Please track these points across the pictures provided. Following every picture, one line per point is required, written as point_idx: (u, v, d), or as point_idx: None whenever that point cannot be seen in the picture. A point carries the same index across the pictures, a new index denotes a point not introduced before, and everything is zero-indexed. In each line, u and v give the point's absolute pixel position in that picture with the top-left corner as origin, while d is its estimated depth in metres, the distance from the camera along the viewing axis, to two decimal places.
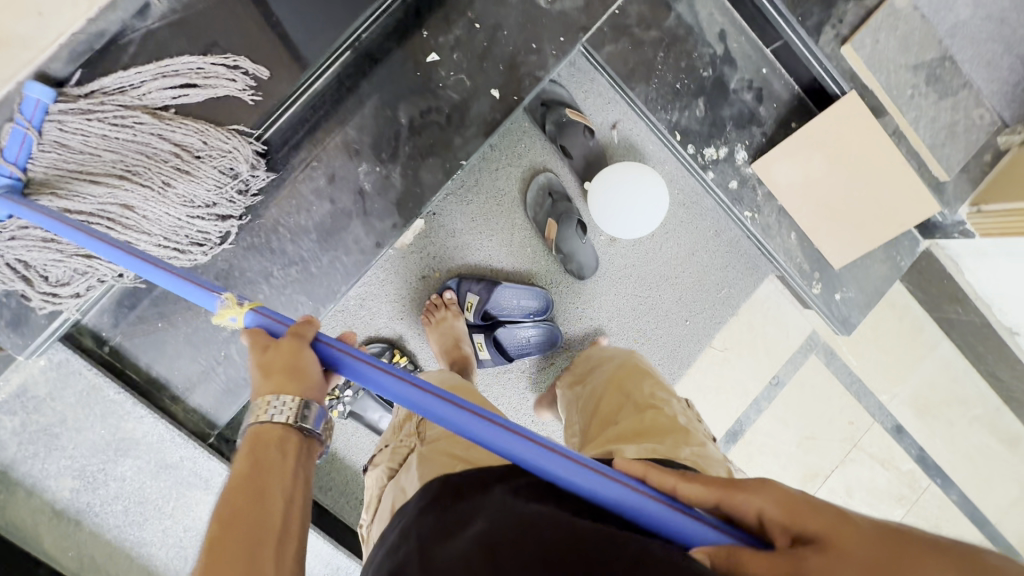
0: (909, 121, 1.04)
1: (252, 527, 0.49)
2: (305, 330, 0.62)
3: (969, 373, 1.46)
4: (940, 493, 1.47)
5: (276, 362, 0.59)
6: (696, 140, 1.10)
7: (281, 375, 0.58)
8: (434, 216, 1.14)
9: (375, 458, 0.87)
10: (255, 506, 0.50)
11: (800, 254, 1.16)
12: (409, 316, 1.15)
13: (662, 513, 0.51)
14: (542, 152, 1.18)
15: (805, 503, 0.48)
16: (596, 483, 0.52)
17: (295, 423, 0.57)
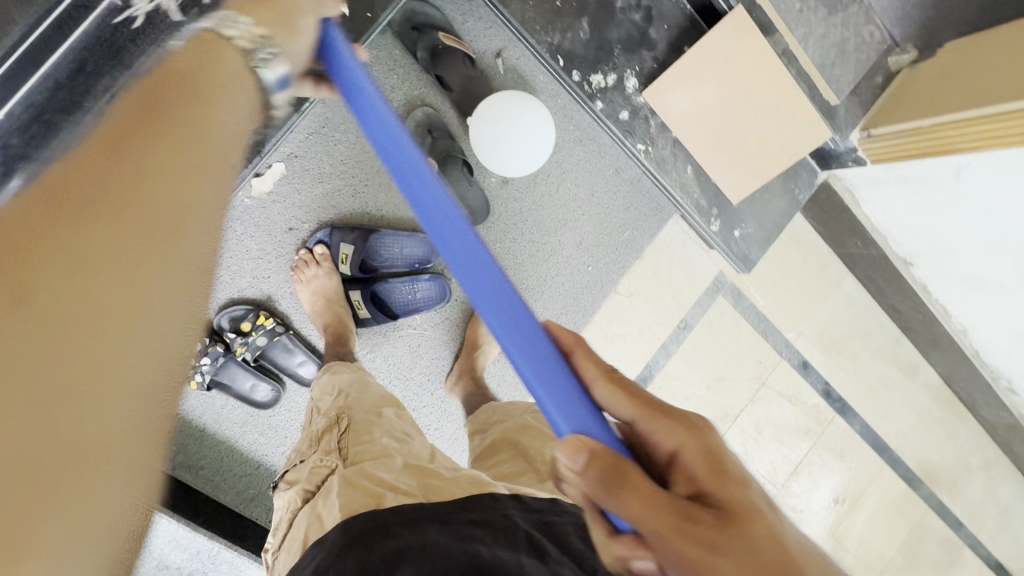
0: (797, 39, 1.00)
1: (164, 139, 0.48)
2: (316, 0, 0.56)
3: (870, 306, 1.49)
4: (844, 424, 1.51)
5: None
6: (581, 66, 1.01)
7: (261, 9, 0.55)
8: (296, 158, 1.00)
9: (286, 478, 0.77)
10: (176, 103, 0.49)
11: (697, 189, 1.10)
12: (277, 274, 1.03)
13: (545, 365, 0.45)
14: (416, 82, 1.06)
15: (725, 469, 0.45)
16: (512, 302, 0.46)
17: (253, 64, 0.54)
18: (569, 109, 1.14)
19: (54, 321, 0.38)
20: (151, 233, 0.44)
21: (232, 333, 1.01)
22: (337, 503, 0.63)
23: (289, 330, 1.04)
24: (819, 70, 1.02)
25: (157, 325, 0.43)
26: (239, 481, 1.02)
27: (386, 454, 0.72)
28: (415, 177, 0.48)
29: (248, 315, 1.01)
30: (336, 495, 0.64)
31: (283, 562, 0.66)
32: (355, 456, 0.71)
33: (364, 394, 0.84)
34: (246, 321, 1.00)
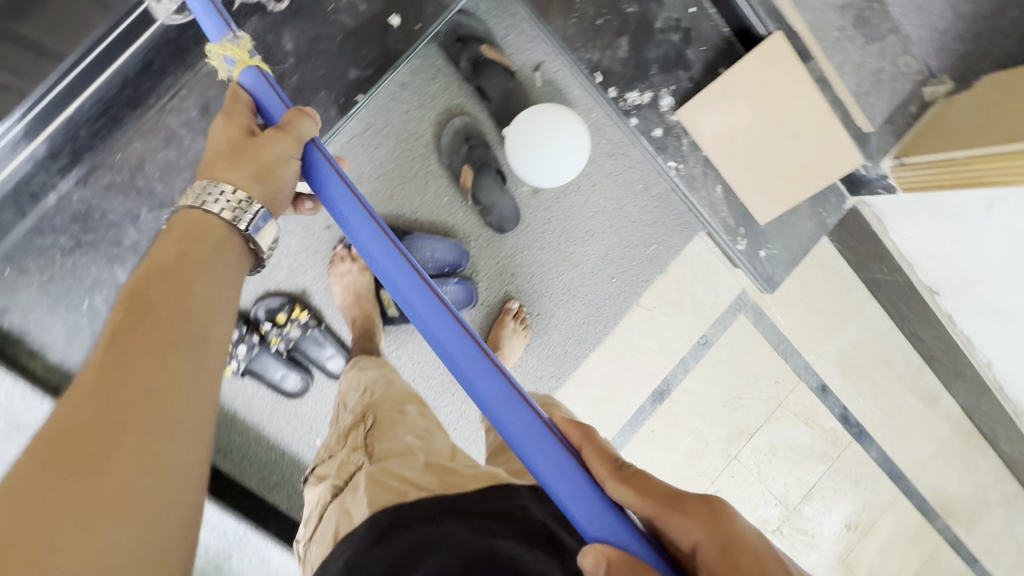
0: (834, 67, 1.02)
1: (159, 318, 0.48)
2: (296, 120, 0.59)
3: (894, 333, 1.48)
4: (861, 451, 1.51)
5: (250, 146, 0.57)
6: (618, 83, 1.04)
7: (247, 161, 0.57)
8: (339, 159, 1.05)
9: (317, 472, 0.80)
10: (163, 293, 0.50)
11: (724, 207, 1.13)
12: (313, 269, 1.07)
13: (558, 469, 0.47)
14: (457, 92, 1.09)
15: (756, 558, 0.41)
16: (512, 413, 0.48)
17: (232, 220, 0.56)
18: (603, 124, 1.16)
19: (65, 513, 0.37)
20: (155, 419, 0.43)
21: (267, 324, 1.03)
22: (364, 499, 0.65)
23: (321, 324, 1.07)
24: (855, 98, 1.03)
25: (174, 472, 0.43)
26: (265, 467, 1.06)
27: (409, 452, 0.73)
28: (416, 294, 0.53)
29: (283, 307, 1.04)
30: (363, 491, 0.66)
31: (315, 554, 0.68)
32: (380, 453, 0.73)
33: (387, 392, 0.86)
34: (281, 313, 1.03)
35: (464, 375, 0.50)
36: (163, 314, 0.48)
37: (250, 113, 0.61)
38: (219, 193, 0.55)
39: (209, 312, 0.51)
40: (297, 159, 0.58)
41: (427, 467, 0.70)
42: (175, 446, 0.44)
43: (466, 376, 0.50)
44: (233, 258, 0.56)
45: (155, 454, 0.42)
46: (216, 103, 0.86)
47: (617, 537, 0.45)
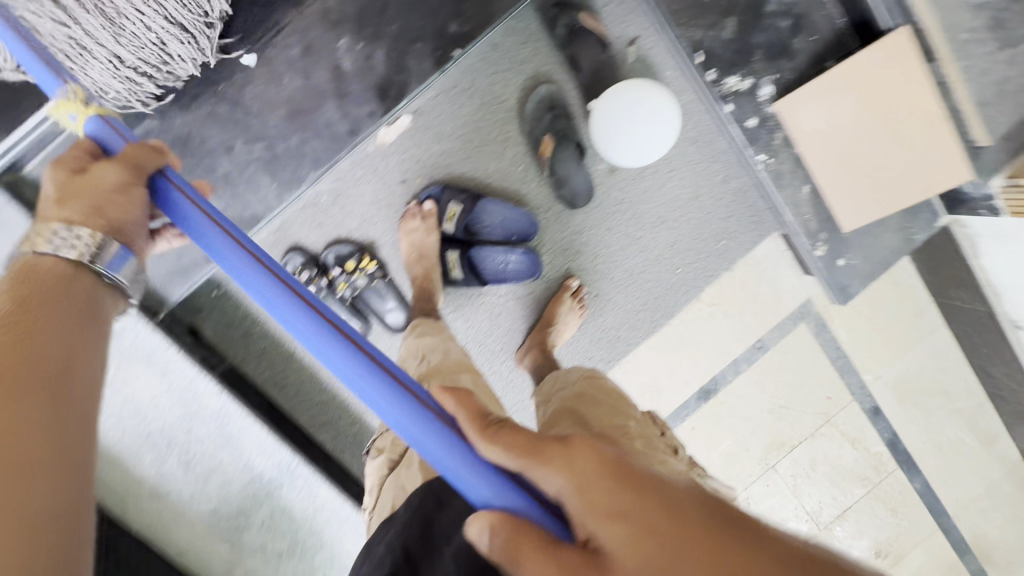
0: (960, 71, 0.94)
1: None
2: (137, 159, 0.58)
3: (960, 365, 1.41)
4: (904, 480, 1.45)
5: (77, 188, 0.56)
6: (718, 66, 0.99)
7: (77, 201, 0.55)
8: (421, 114, 1.04)
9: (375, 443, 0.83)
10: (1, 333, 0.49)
11: (809, 209, 1.07)
12: (383, 222, 1.08)
13: (443, 454, 0.46)
14: (546, 59, 1.06)
15: (619, 489, 0.38)
16: (459, 462, 0.45)
17: (85, 261, 0.55)
18: (690, 108, 1.12)
19: None
20: None
21: (335, 270, 1.05)
22: (419, 472, 0.67)
23: (385, 277, 1.09)
24: (975, 108, 0.96)
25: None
26: (316, 408, 1.09)
27: None
28: (336, 351, 0.50)
29: (351, 255, 1.06)
30: (417, 464, 0.69)
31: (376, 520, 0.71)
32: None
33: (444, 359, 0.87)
34: (349, 261, 1.05)
35: (404, 431, 0.48)
36: (14, 351, 0.48)
37: (83, 158, 0.59)
38: (56, 233, 0.54)
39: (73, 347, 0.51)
40: (144, 183, 0.58)
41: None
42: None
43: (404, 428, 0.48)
44: (89, 292, 0.55)
45: None
46: (316, 43, 0.87)
47: (510, 505, 0.43)
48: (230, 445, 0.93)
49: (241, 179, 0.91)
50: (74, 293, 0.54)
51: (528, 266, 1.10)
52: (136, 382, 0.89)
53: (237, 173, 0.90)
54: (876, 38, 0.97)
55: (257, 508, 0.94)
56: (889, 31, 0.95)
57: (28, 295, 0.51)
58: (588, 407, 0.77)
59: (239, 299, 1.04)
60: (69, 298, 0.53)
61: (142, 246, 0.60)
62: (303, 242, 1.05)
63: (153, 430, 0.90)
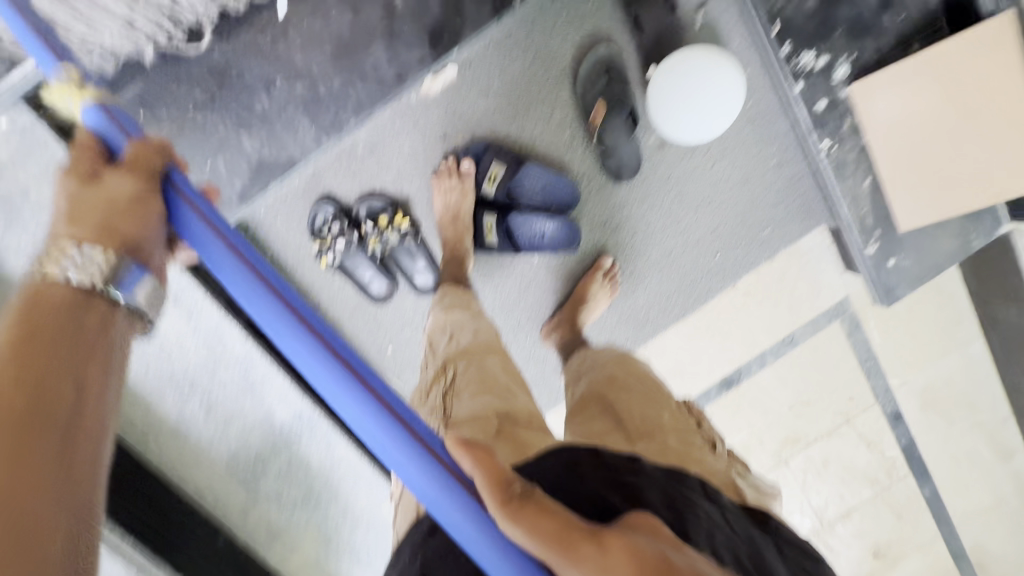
0: None
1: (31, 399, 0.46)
2: (144, 155, 0.57)
3: (989, 378, 1.38)
4: (914, 486, 1.44)
5: (99, 196, 0.55)
6: (795, 39, 0.91)
7: (89, 220, 0.54)
8: (469, 66, 0.98)
9: None
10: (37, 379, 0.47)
11: (867, 205, 1.02)
12: (419, 177, 1.03)
13: (467, 523, 0.47)
14: (607, 18, 0.99)
15: None
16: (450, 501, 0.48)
17: (96, 287, 0.52)
18: (754, 84, 1.05)
19: None
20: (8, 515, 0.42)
21: (367, 224, 1.01)
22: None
23: (416, 235, 1.05)
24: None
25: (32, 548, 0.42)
26: None
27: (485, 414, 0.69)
28: (326, 377, 0.52)
29: (384, 210, 1.01)
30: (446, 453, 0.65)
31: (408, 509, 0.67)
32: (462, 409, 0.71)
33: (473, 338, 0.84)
34: (382, 215, 1.01)
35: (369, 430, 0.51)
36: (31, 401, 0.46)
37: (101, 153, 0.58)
38: (70, 255, 0.52)
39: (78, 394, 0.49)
40: (157, 193, 0.57)
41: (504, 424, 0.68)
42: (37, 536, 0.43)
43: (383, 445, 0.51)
44: (103, 321, 0.53)
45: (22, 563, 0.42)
46: None
47: None
48: (253, 392, 0.92)
49: (280, 118, 0.86)
50: (83, 332, 0.51)
51: (567, 236, 1.05)
52: (163, 319, 0.87)
53: (277, 111, 0.85)
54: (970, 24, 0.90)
55: (277, 457, 0.94)
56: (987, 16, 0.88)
57: (29, 328, 0.49)
58: (615, 393, 0.78)
59: (266, 245, 1.01)
60: (87, 343, 0.51)
61: (159, 264, 0.58)
62: (335, 191, 1.01)
63: (178, 371, 0.89)
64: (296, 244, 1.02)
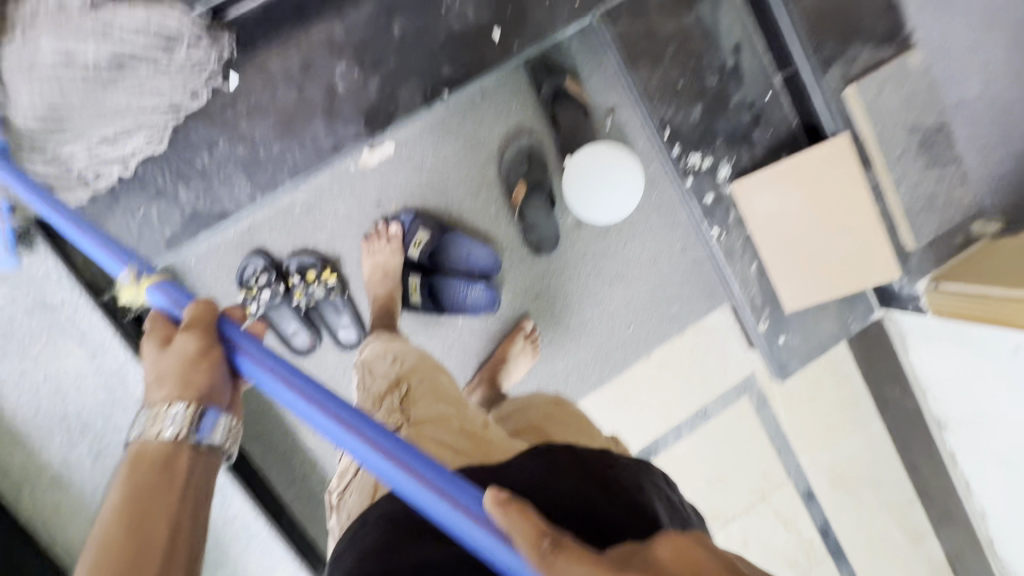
0: (892, 180, 1.05)
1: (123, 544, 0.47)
2: (197, 312, 0.62)
3: (892, 458, 1.46)
4: (833, 570, 1.45)
5: (182, 354, 0.59)
6: (683, 143, 1.08)
7: (176, 381, 0.58)
8: (406, 145, 1.10)
9: None
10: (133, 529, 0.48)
11: (755, 286, 1.14)
12: (351, 239, 1.10)
13: (459, 516, 0.51)
14: (530, 114, 1.15)
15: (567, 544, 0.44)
16: (509, 552, 0.49)
17: (184, 437, 0.56)
18: (657, 178, 1.21)
19: None
20: None
21: (295, 279, 1.06)
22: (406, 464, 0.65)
23: (344, 293, 1.10)
24: (905, 215, 1.06)
25: None
26: (252, 414, 1.07)
27: (445, 417, 0.72)
28: (355, 449, 0.57)
29: (313, 267, 1.07)
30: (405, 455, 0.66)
31: (354, 504, 0.68)
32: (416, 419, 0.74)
33: (420, 360, 0.86)
34: (311, 271, 1.06)
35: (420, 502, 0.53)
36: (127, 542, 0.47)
37: (169, 330, 0.62)
38: (167, 414, 0.56)
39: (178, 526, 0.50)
40: (220, 342, 0.62)
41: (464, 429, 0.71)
42: None
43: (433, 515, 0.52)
44: (199, 462, 0.56)
45: None
46: (316, 63, 0.92)
47: None
48: None
49: (218, 175, 0.93)
50: (173, 475, 0.54)
51: (488, 301, 1.12)
52: (64, 358, 0.87)
53: (216, 169, 0.93)
54: (821, 140, 1.08)
55: None
56: (833, 136, 1.06)
57: (136, 487, 0.51)
58: (550, 425, 0.79)
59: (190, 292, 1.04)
60: (176, 482, 0.53)
61: (231, 405, 0.62)
62: (269, 246, 1.07)
63: (72, 412, 0.88)
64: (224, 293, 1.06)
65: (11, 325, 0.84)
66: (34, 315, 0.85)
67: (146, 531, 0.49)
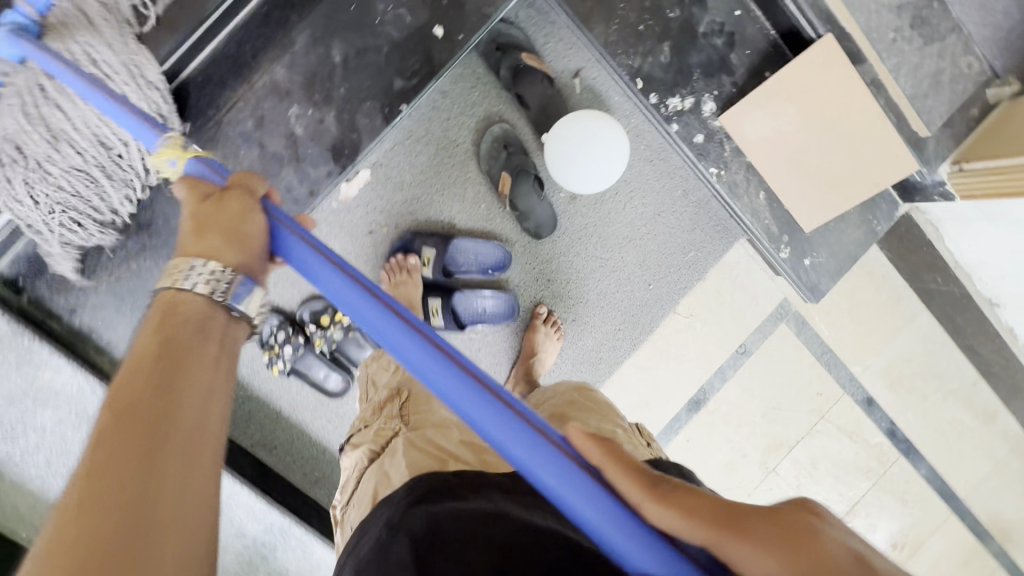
0: (888, 70, 0.98)
1: (146, 405, 0.44)
2: (252, 184, 0.58)
3: (950, 348, 1.41)
4: (909, 468, 1.44)
5: (223, 211, 0.55)
6: (659, 89, 1.02)
7: (216, 234, 0.54)
8: (382, 167, 1.08)
9: (352, 439, 0.84)
10: (159, 397, 0.45)
11: (768, 215, 1.09)
12: (355, 273, 1.10)
13: (565, 479, 0.43)
14: (497, 101, 1.10)
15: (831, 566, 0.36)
16: (604, 518, 0.42)
17: (217, 298, 0.54)
18: (643, 129, 1.15)
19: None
20: (147, 517, 0.39)
21: (311, 326, 1.08)
22: (402, 460, 0.70)
23: (361, 327, 1.12)
24: (911, 102, 0.99)
25: (176, 555, 0.39)
26: (310, 462, 1.10)
27: (445, 424, 0.77)
28: (458, 388, 0.46)
29: (327, 310, 1.08)
30: (401, 455, 0.71)
31: (352, 515, 0.72)
32: (417, 423, 0.78)
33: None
34: (325, 315, 1.08)
35: (478, 423, 0.45)
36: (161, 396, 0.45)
37: (212, 188, 0.58)
38: (193, 268, 0.53)
39: (204, 407, 0.47)
40: (261, 211, 0.57)
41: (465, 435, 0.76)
42: (171, 538, 0.39)
43: (487, 432, 0.45)
44: (223, 334, 0.54)
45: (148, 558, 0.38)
46: (269, 114, 0.90)
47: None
48: (218, 513, 0.94)
49: None
50: (201, 339, 0.52)
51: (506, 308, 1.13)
52: None
53: None
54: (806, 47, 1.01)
55: (255, 572, 0.97)
56: (816, 40, 1.00)
57: (172, 340, 0.50)
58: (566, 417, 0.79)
59: None
60: (211, 345, 0.52)
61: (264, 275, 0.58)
62: (279, 302, 1.08)
63: None
64: (248, 358, 1.07)
65: (66, 443, 0.89)
66: (84, 429, 0.90)
67: (171, 402, 0.45)
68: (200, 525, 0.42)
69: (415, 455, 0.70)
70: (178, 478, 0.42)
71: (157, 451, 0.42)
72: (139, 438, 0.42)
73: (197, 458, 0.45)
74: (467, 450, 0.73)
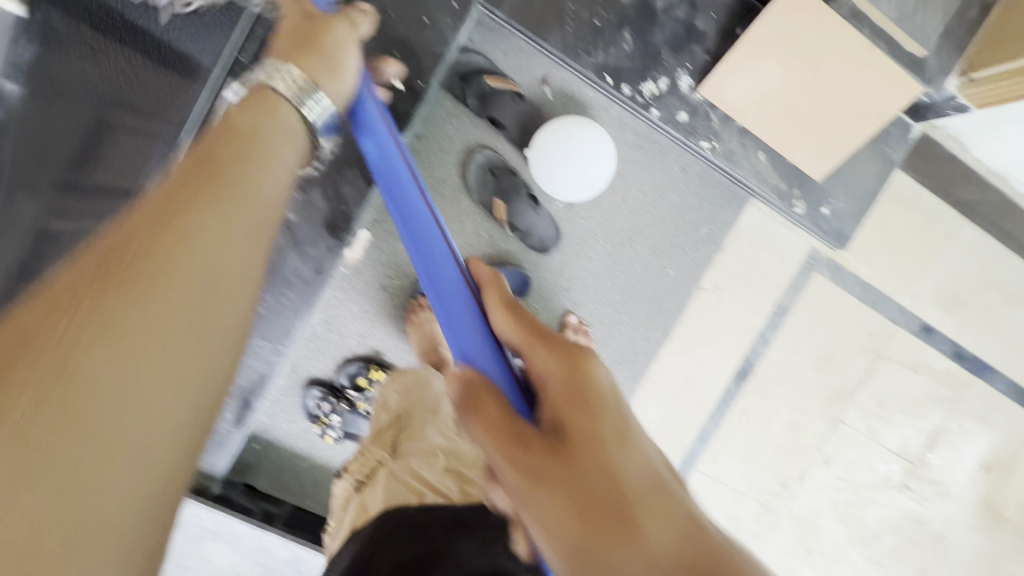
0: None
1: (208, 177, 0.47)
2: (337, 25, 0.67)
3: (999, 254, 1.33)
4: (984, 387, 1.37)
5: (316, 37, 0.64)
6: (630, 78, 1.00)
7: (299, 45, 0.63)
8: (379, 222, 1.10)
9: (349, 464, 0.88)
10: (202, 171, 0.47)
11: (773, 173, 1.05)
12: (378, 329, 1.13)
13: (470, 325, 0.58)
14: (473, 127, 1.09)
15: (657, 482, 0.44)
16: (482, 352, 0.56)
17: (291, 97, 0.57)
18: (625, 116, 1.11)
19: (90, 397, 0.33)
20: (176, 335, 0.38)
21: (351, 391, 1.12)
22: (381, 493, 0.75)
23: None
24: (902, 23, 0.92)
25: (210, 350, 0.40)
26: None
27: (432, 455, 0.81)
28: (430, 233, 0.63)
29: (361, 371, 1.12)
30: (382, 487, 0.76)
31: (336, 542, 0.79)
32: (402, 456, 0.82)
33: (424, 393, 0.92)
34: (361, 376, 1.11)
35: (432, 259, 0.62)
36: (190, 185, 0.45)
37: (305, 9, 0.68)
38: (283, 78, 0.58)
39: (240, 257, 0.45)
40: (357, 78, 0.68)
41: (444, 465, 0.81)
42: (189, 391, 0.38)
43: (431, 270, 0.61)
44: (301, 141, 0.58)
45: (92, 380, 0.33)
46: None
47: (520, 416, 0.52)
48: None
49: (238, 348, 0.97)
50: (250, 130, 0.52)
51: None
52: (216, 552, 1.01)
53: None
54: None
55: None
56: None
57: (230, 128, 0.52)
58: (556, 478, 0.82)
59: (275, 445, 1.11)
60: (245, 131, 0.52)
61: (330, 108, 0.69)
62: (318, 373, 1.11)
63: None
64: (299, 432, 1.12)
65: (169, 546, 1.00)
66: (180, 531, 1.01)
67: (211, 178, 0.46)
68: (220, 342, 0.41)
69: (393, 490, 0.75)
70: (200, 303, 0.40)
71: (158, 232, 0.41)
72: (160, 225, 0.41)
73: (205, 331, 0.40)
74: (444, 483, 0.77)
